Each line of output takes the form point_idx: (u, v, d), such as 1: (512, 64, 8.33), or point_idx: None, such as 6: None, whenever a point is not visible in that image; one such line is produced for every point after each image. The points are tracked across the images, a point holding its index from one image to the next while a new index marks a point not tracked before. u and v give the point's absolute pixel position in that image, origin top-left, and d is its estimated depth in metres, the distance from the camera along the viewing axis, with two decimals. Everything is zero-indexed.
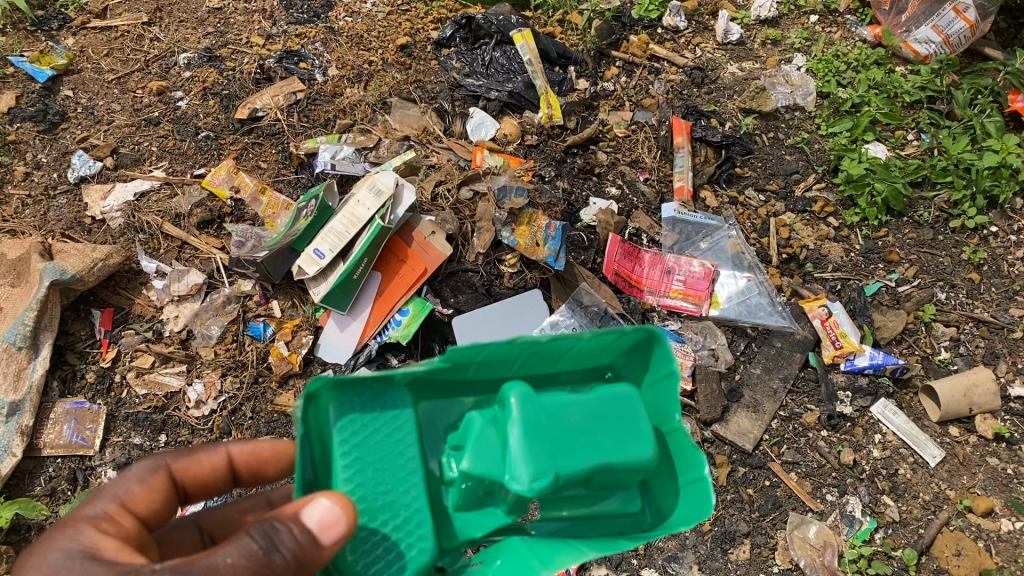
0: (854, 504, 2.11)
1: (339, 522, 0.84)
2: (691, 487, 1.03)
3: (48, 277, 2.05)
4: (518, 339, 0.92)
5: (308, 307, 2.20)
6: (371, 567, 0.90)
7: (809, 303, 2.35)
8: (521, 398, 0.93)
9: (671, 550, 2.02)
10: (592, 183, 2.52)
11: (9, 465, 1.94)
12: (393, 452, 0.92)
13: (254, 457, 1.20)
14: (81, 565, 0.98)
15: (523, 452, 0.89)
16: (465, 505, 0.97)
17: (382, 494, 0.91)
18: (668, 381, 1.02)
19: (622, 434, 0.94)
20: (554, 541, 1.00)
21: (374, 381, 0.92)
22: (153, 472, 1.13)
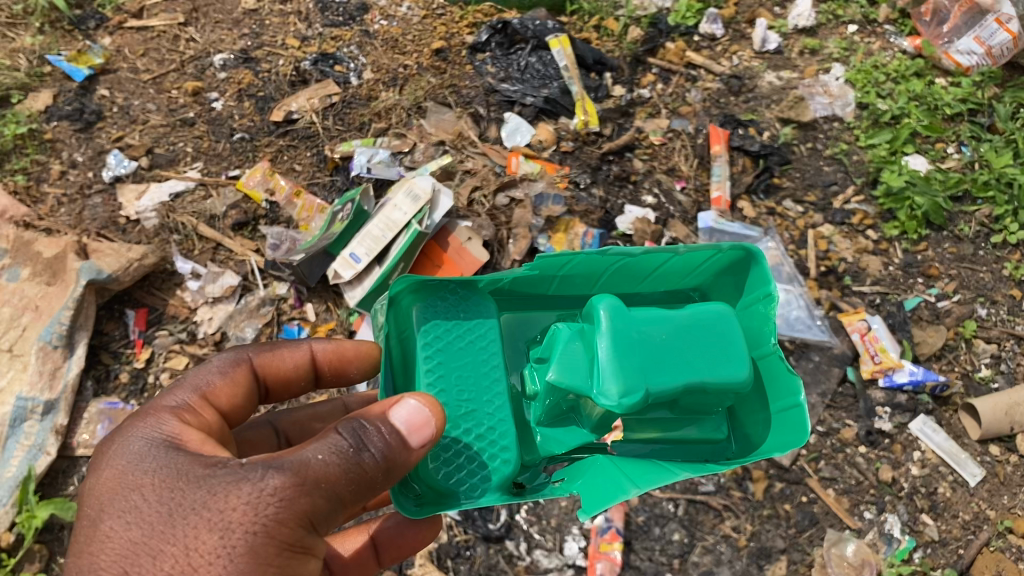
0: (893, 522, 2.07)
1: (427, 426, 0.91)
2: (783, 415, 1.06)
3: (84, 276, 2.07)
4: (609, 250, 1.06)
5: (342, 311, 2.17)
6: (452, 477, 1.01)
7: (849, 317, 2.34)
8: (611, 311, 1.01)
9: (707, 565, 1.99)
10: (628, 191, 2.50)
11: (43, 464, 1.94)
12: (477, 360, 1.06)
13: (335, 353, 1.31)
14: (165, 455, 0.99)
15: (611, 365, 0.97)
16: (548, 421, 1.08)
17: (465, 402, 1.03)
18: (766, 303, 1.07)
19: (712, 353, 0.99)
20: (645, 463, 1.04)
21: (459, 288, 1.09)
22: (235, 365, 1.23)
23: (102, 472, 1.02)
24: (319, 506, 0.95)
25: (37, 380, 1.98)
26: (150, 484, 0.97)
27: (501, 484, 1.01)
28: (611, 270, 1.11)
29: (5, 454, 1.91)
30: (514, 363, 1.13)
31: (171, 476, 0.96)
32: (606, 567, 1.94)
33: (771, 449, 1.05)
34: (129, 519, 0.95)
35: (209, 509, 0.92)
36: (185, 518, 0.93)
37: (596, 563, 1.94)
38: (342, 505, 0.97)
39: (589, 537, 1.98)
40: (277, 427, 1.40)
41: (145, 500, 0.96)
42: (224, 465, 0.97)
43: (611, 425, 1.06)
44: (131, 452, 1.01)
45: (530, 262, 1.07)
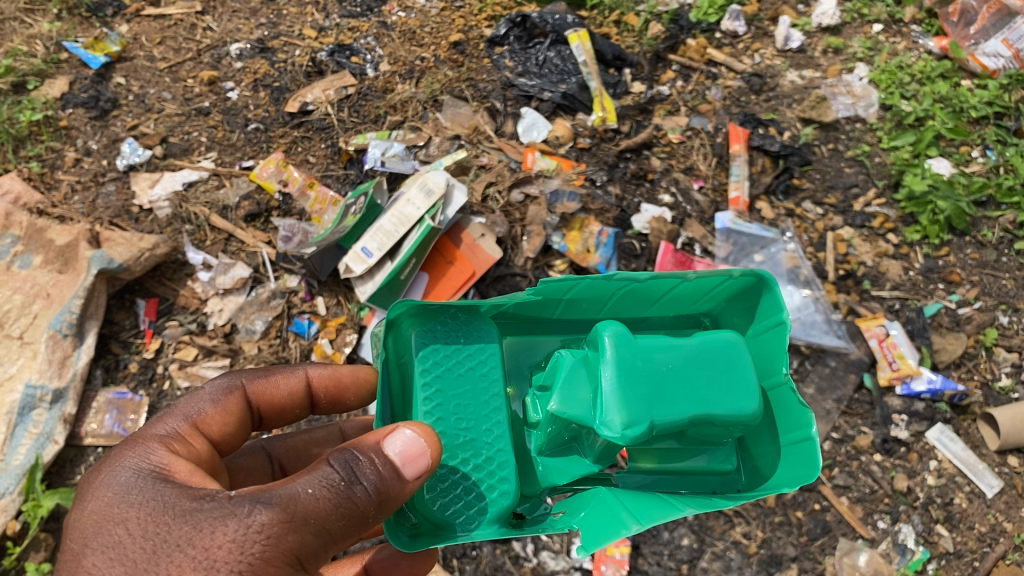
0: (907, 532, 2.03)
1: (423, 456, 0.89)
2: (793, 448, 1.03)
3: (95, 265, 2.05)
4: (614, 276, 1.03)
5: (353, 305, 2.15)
6: (449, 508, 0.99)
7: (866, 322, 2.30)
8: (615, 338, 0.98)
9: (716, 571, 1.96)
10: (645, 189, 2.47)
11: (51, 453, 1.93)
12: (477, 388, 1.04)
13: (331, 378, 1.31)
14: (151, 487, 0.99)
15: (614, 395, 0.95)
16: (549, 451, 1.07)
17: (464, 430, 1.02)
18: (777, 331, 1.04)
19: (719, 386, 0.97)
20: (645, 497, 1.02)
21: (460, 312, 1.07)
22: (228, 392, 1.22)
23: (89, 503, 1.02)
24: (307, 542, 0.93)
25: (47, 368, 1.97)
26: (136, 519, 0.96)
27: (499, 516, 0.99)
28: (618, 295, 1.08)
29: (12, 443, 1.90)
30: (516, 390, 1.11)
31: (157, 511, 0.96)
32: (612, 569, 1.93)
33: (779, 483, 1.03)
34: (114, 556, 0.95)
35: (193, 547, 0.92)
36: (169, 556, 0.92)
37: (602, 565, 1.93)
38: (332, 539, 0.95)
39: None
40: (271, 452, 1.40)
41: (131, 535, 0.95)
42: (210, 498, 0.96)
43: (614, 455, 1.03)
44: (118, 483, 1.01)
45: (532, 286, 1.04)
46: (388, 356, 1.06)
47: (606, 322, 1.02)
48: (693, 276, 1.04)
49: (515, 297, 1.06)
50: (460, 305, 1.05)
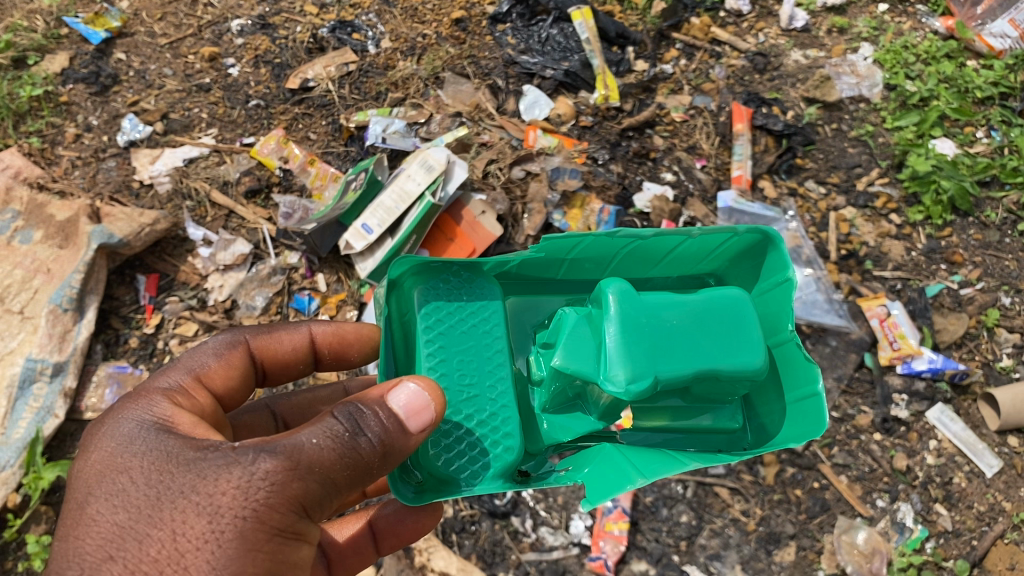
0: (906, 511, 2.03)
1: (425, 411, 0.91)
2: (799, 404, 1.01)
3: (95, 240, 2.05)
4: (618, 233, 1.02)
5: (353, 282, 2.15)
6: (453, 463, 0.98)
7: (867, 302, 2.29)
8: (619, 295, 0.97)
9: (714, 548, 1.96)
10: (647, 168, 2.46)
11: (52, 427, 1.92)
12: (481, 344, 1.05)
13: (336, 335, 1.31)
14: (154, 438, 0.98)
15: (618, 350, 0.94)
16: (553, 408, 1.07)
17: (468, 386, 1.02)
18: (783, 288, 1.02)
19: (725, 341, 0.95)
20: (650, 453, 1.00)
21: (463, 270, 1.08)
22: (230, 347, 1.22)
23: (91, 456, 1.00)
24: (312, 490, 0.93)
25: (47, 343, 1.97)
26: (139, 468, 0.95)
27: (503, 471, 0.99)
28: (621, 254, 1.07)
29: (13, 416, 1.90)
30: (521, 348, 1.12)
31: (161, 460, 0.95)
32: (611, 546, 1.92)
33: (786, 439, 1.00)
34: (116, 504, 0.94)
35: (198, 493, 0.91)
36: (173, 502, 0.91)
37: (601, 541, 1.92)
38: (337, 489, 0.95)
39: (595, 518, 1.96)
40: (275, 411, 1.39)
41: (134, 484, 0.94)
42: (214, 448, 0.96)
43: (618, 413, 1.03)
44: (120, 434, 1.00)
45: (535, 244, 1.05)
46: (392, 313, 1.06)
47: (610, 279, 1.01)
48: (698, 232, 1.03)
49: (517, 255, 1.07)
50: (462, 263, 1.06)
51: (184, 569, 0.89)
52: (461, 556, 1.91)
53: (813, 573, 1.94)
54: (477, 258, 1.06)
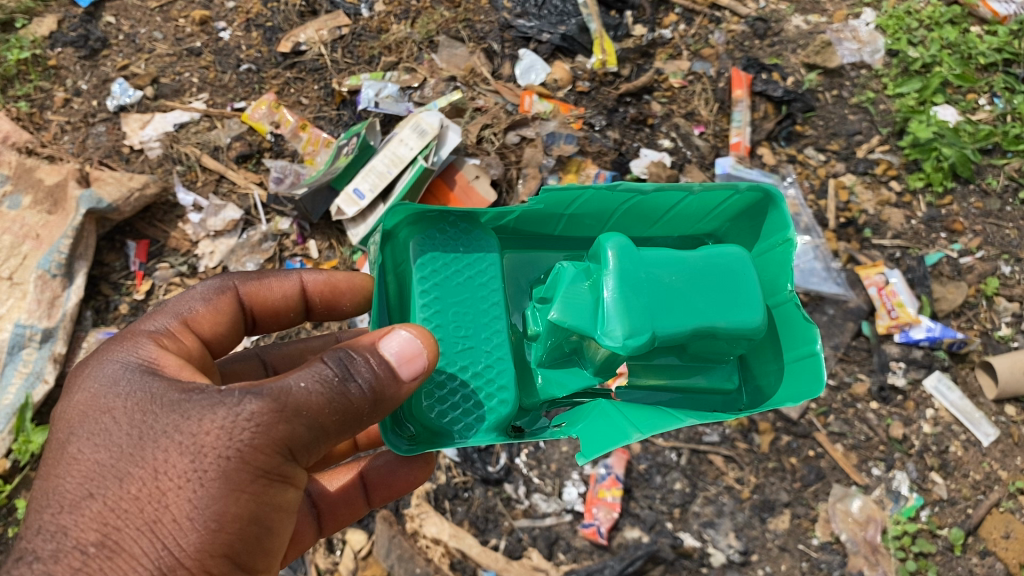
0: (901, 480, 2.02)
1: (419, 357, 0.89)
2: (797, 365, 1.00)
3: (84, 205, 2.02)
4: (619, 187, 0.99)
5: (346, 249, 2.13)
6: (445, 416, 0.98)
7: (866, 270, 2.27)
8: (618, 250, 0.95)
9: (708, 516, 1.94)
10: (645, 134, 2.43)
11: (42, 392, 1.91)
12: (477, 296, 1.03)
13: (326, 284, 1.26)
14: (139, 378, 0.96)
15: (616, 305, 0.92)
16: (550, 362, 1.04)
17: (463, 338, 1.00)
18: (783, 249, 1.01)
19: (724, 297, 0.95)
20: (646, 409, 0.99)
21: (460, 221, 1.06)
22: (219, 293, 1.19)
23: (74, 396, 0.98)
24: (298, 434, 0.90)
25: (36, 308, 1.95)
26: (123, 408, 0.93)
27: (498, 424, 0.98)
28: (621, 209, 1.05)
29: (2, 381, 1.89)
30: (517, 303, 1.09)
31: (145, 400, 0.93)
32: (603, 513, 1.89)
33: (782, 399, 1.00)
34: (99, 442, 0.92)
35: (181, 433, 0.89)
36: (156, 441, 0.90)
37: (594, 509, 1.90)
38: (325, 434, 0.92)
39: (589, 484, 1.93)
40: (265, 361, 1.36)
41: (117, 423, 0.92)
42: (200, 390, 0.93)
43: (615, 368, 1.02)
44: (105, 374, 0.97)
45: (534, 196, 1.01)
46: (385, 263, 1.05)
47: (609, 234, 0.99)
48: (699, 189, 1.01)
49: (517, 208, 1.04)
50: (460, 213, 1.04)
51: (166, 507, 0.88)
52: (453, 522, 1.89)
53: (807, 541, 1.93)
54: (476, 209, 1.03)
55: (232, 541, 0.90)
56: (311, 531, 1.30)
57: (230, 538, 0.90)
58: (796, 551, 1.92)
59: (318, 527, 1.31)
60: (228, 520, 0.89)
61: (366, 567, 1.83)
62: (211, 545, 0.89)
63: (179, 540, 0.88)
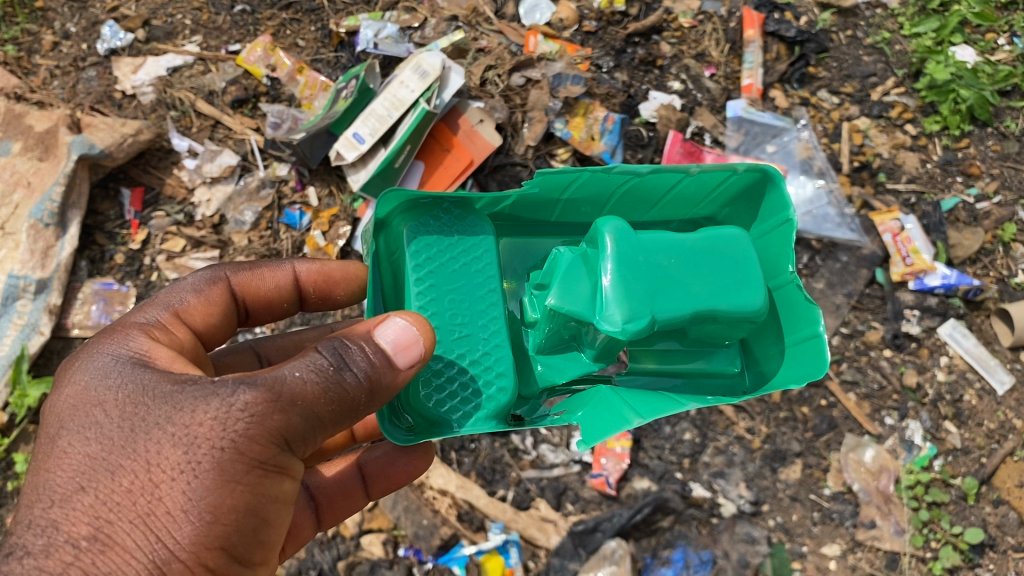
0: (915, 429, 1.98)
1: (415, 345, 0.86)
2: (800, 347, 0.95)
3: (76, 151, 1.95)
4: (614, 168, 0.95)
5: (346, 197, 2.05)
6: (443, 404, 0.93)
7: (880, 216, 2.21)
8: (616, 234, 0.91)
9: (719, 466, 1.91)
10: (654, 76, 2.36)
11: (37, 344, 1.87)
12: (473, 284, 0.98)
13: (319, 274, 1.21)
14: (129, 370, 0.91)
15: (614, 289, 0.89)
16: (548, 349, 1.00)
17: (459, 326, 0.95)
18: (783, 230, 0.97)
19: (726, 279, 0.91)
20: (647, 394, 0.95)
21: (454, 207, 1.01)
22: (212, 283, 1.14)
23: (63, 389, 0.93)
24: (295, 424, 0.86)
25: (29, 259, 1.89)
26: (113, 400, 0.88)
27: (497, 413, 0.93)
28: (618, 193, 1.00)
29: None
30: (514, 290, 1.04)
31: (136, 391, 0.88)
32: (612, 464, 1.86)
33: (784, 381, 0.96)
34: (88, 436, 0.87)
35: (173, 424, 0.85)
36: (148, 433, 0.85)
37: (603, 459, 1.87)
38: (322, 425, 0.89)
39: None
40: (260, 354, 1.31)
41: (107, 416, 0.88)
42: (193, 381, 0.89)
43: (615, 353, 0.97)
44: (94, 367, 0.93)
45: (529, 180, 0.97)
46: (379, 254, 1.00)
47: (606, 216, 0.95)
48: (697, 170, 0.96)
49: (511, 192, 0.99)
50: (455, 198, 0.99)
51: (159, 500, 0.83)
52: (460, 473, 1.84)
53: (818, 491, 1.90)
54: (470, 194, 0.98)
55: (228, 533, 0.86)
56: (309, 524, 1.23)
57: (226, 530, 0.86)
58: (807, 501, 1.89)
59: (316, 521, 1.24)
60: (223, 511, 0.85)
61: (373, 519, 1.79)
62: (207, 537, 0.84)
63: (174, 533, 0.83)
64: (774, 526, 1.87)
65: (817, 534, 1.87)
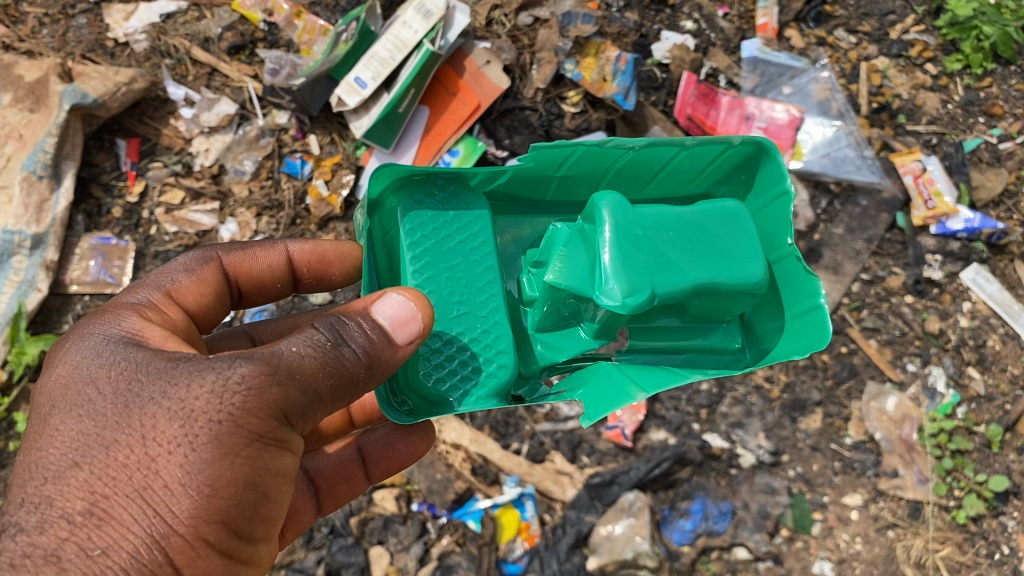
0: (938, 376, 1.94)
1: (413, 321, 0.80)
2: (800, 320, 0.89)
3: (67, 101, 1.86)
4: (610, 140, 0.89)
5: (348, 144, 1.99)
6: (442, 384, 0.87)
7: (901, 158, 2.14)
8: (613, 207, 0.86)
9: (737, 416, 1.86)
10: (666, 16, 2.27)
11: (35, 301, 1.82)
12: (470, 261, 0.91)
13: (314, 254, 1.14)
14: (122, 349, 0.85)
15: (614, 260, 0.83)
16: (548, 327, 0.94)
17: (457, 304, 0.89)
18: (780, 203, 0.91)
19: (728, 251, 0.86)
20: (651, 369, 0.90)
21: (448, 183, 0.94)
22: (202, 264, 1.07)
23: (52, 369, 0.87)
24: (294, 399, 0.80)
25: (23, 213, 1.82)
26: (105, 377, 0.82)
27: (498, 391, 0.88)
28: (614, 167, 0.94)
29: None
30: (510, 268, 0.98)
31: (129, 368, 0.82)
32: (628, 416, 1.81)
33: (784, 354, 0.90)
34: (80, 413, 0.81)
35: (168, 397, 0.79)
36: (142, 408, 0.79)
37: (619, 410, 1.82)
38: (322, 402, 0.82)
39: None
40: (253, 336, 1.23)
41: (100, 393, 0.82)
42: (188, 357, 0.83)
43: (615, 330, 0.91)
44: (85, 346, 0.87)
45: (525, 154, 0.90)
46: (373, 233, 0.94)
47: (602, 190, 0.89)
48: (693, 141, 0.90)
49: (507, 166, 0.92)
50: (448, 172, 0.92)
51: (156, 474, 0.77)
52: (473, 428, 1.77)
53: (839, 440, 1.86)
54: (466, 168, 0.92)
55: (228, 508, 0.80)
56: (310, 510, 1.17)
57: (226, 505, 0.79)
58: (828, 451, 1.85)
59: (316, 506, 1.18)
60: (223, 485, 0.79)
61: None
62: (207, 512, 0.78)
63: (172, 508, 0.77)
64: (794, 477, 1.83)
65: (838, 484, 1.83)
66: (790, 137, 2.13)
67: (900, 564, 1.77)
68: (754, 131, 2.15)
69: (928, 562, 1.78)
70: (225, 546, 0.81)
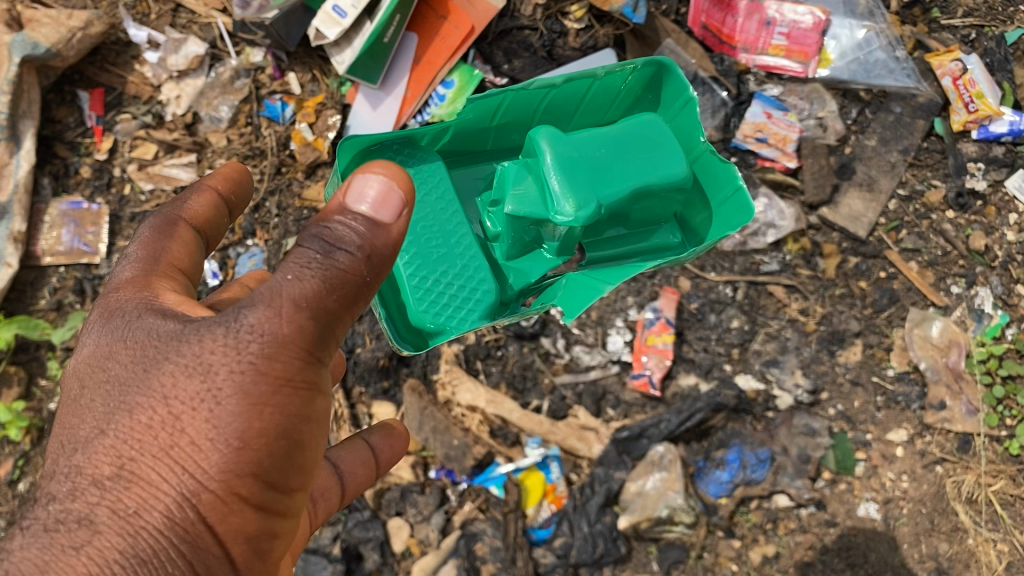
0: (985, 297, 1.79)
1: (393, 194, 0.73)
2: (725, 206, 0.98)
3: (17, 54, 1.66)
4: (531, 82, 0.94)
5: (332, 81, 1.80)
6: (439, 316, 0.93)
7: (939, 58, 1.94)
8: (550, 139, 0.91)
9: (771, 353, 1.74)
10: None
11: (5, 278, 1.68)
12: (436, 209, 0.96)
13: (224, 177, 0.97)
14: (135, 318, 0.77)
15: (558, 183, 0.89)
16: (515, 256, 0.99)
17: (434, 247, 0.94)
18: (687, 108, 0.98)
19: (658, 154, 0.93)
20: (614, 273, 0.95)
21: (398, 144, 0.97)
22: (171, 224, 0.90)
23: (76, 353, 0.80)
24: (306, 327, 0.71)
25: None
26: (124, 349, 0.75)
27: (488, 308, 0.94)
28: (541, 107, 0.99)
29: None
30: (468, 213, 1.01)
31: (144, 336, 0.74)
32: (655, 362, 1.70)
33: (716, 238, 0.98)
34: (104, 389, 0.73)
35: (182, 353, 0.71)
36: (158, 367, 0.72)
37: (643, 358, 1.70)
38: (336, 318, 0.73)
39: (636, 331, 1.73)
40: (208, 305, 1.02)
41: (119, 365, 0.74)
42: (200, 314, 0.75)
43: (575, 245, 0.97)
44: (104, 323, 0.79)
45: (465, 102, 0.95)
46: None
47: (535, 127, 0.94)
48: (604, 72, 0.97)
49: (448, 122, 0.97)
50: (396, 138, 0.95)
51: (180, 433, 0.70)
52: (489, 386, 1.69)
53: (881, 373, 1.74)
54: (413, 129, 0.95)
55: (260, 459, 0.71)
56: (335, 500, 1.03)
57: (257, 457, 0.71)
58: (870, 385, 1.73)
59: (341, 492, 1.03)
60: (250, 436, 0.70)
61: None
62: (238, 464, 0.70)
63: (201, 464, 0.70)
64: (834, 415, 1.71)
65: (881, 420, 1.71)
66: (815, 42, 1.92)
67: (949, 501, 1.67)
68: (776, 37, 1.94)
69: (979, 497, 1.67)
70: (259, 497, 0.73)
